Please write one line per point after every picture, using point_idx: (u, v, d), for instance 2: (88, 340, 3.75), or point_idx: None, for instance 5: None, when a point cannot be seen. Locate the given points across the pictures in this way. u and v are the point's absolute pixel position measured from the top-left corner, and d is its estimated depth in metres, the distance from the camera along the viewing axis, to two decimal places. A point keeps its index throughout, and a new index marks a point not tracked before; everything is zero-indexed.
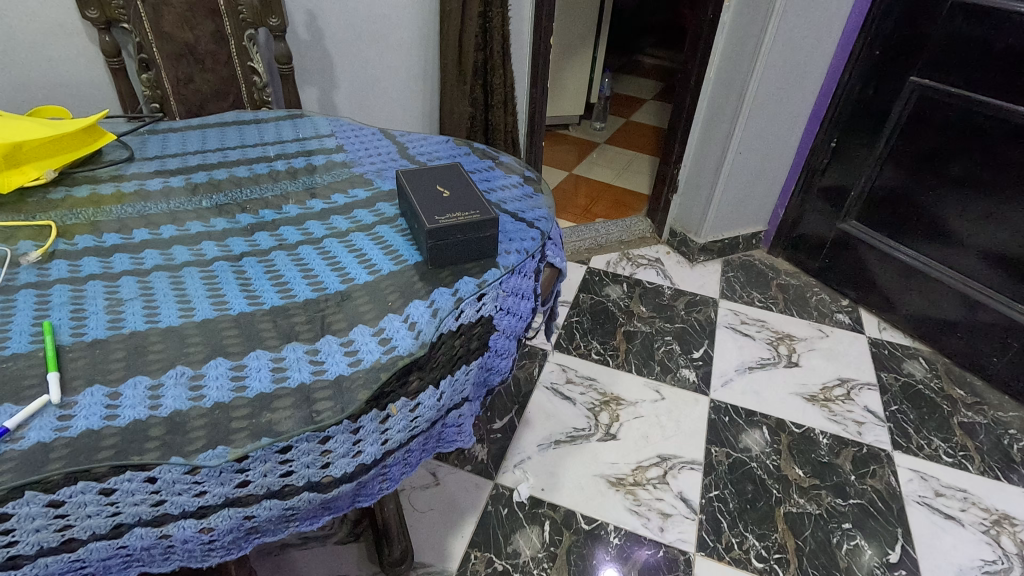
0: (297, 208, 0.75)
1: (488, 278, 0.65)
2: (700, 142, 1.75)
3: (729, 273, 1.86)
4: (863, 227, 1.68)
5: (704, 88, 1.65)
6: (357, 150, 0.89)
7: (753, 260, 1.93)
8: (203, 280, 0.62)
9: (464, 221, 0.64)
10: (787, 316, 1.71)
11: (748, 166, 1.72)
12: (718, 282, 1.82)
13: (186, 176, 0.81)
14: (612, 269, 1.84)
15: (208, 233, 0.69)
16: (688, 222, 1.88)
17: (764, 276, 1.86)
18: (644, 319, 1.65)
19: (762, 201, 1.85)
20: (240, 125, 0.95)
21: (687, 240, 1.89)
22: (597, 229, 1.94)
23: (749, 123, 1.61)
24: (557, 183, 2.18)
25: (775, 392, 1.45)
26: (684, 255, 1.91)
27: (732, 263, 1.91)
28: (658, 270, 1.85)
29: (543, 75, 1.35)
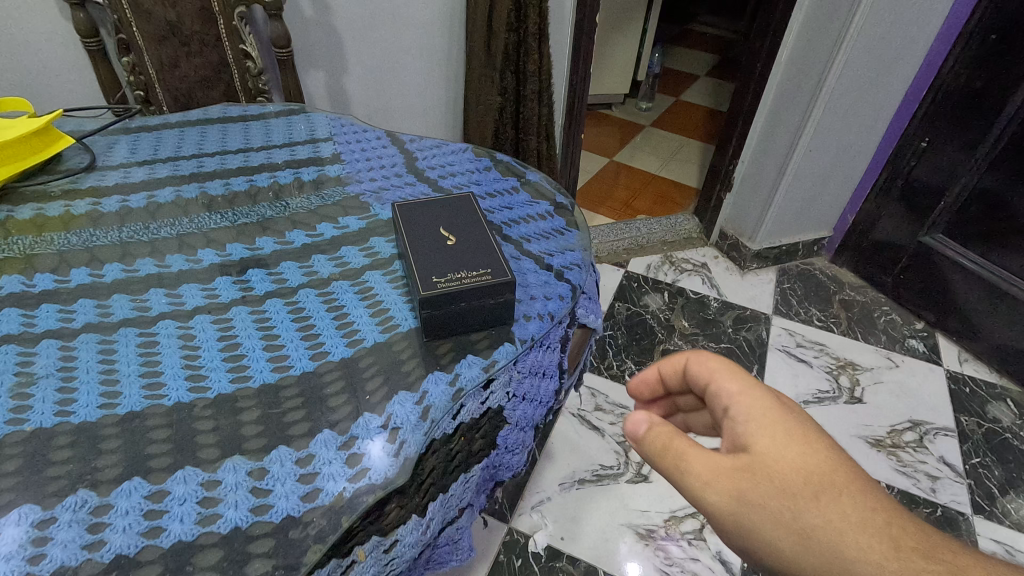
0: (273, 242, 0.62)
1: (498, 356, 0.50)
2: (764, 135, 1.52)
3: (785, 284, 1.66)
4: (950, 242, 1.45)
5: (774, 73, 1.42)
6: (356, 161, 0.74)
7: (813, 270, 1.72)
8: (141, 350, 0.49)
9: (470, 283, 0.49)
10: (851, 338, 1.50)
11: (820, 165, 1.50)
12: (772, 295, 1.62)
13: (151, 192, 0.68)
14: (652, 274, 1.66)
15: (160, 277, 0.56)
16: (741, 224, 1.67)
17: (825, 289, 1.65)
18: (686, 337, 1.48)
19: (829, 205, 1.63)
20: (225, 123, 0.81)
21: (739, 244, 1.68)
22: (637, 227, 1.76)
23: (827, 115, 1.38)
24: (595, 171, 1.99)
25: (833, 433, 1.28)
26: (734, 261, 1.71)
27: (789, 273, 1.70)
28: (704, 278, 1.66)
29: (586, 59, 1.15)
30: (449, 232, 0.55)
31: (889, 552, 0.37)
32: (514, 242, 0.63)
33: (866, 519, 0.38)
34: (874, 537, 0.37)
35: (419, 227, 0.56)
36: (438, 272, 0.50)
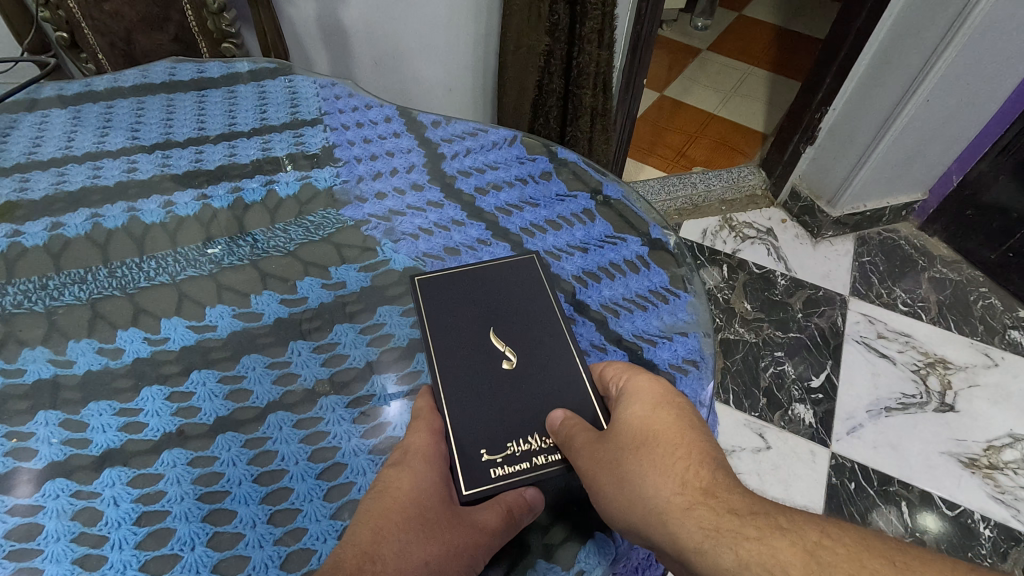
0: (230, 316, 0.41)
1: (585, 562, 0.31)
2: (858, 91, 0.98)
3: (864, 257, 1.14)
4: None
5: None
6: (353, 164, 0.51)
7: (899, 240, 1.18)
8: (11, 549, 0.30)
9: (543, 473, 0.31)
10: (944, 330, 1.03)
11: (931, 136, 0.98)
12: (849, 270, 1.12)
13: (56, 218, 0.46)
14: (708, 241, 1.18)
15: (56, 388, 0.36)
16: (819, 182, 1.13)
17: (911, 263, 1.13)
18: (749, 325, 1.03)
19: (931, 168, 1.06)
20: (172, 93, 0.57)
21: (813, 209, 1.15)
22: (693, 180, 1.24)
23: (967, 65, 0.86)
24: (644, 110, 1.56)
25: (915, 448, 0.87)
26: (804, 227, 1.19)
27: (870, 242, 1.17)
28: (770, 247, 1.16)
29: None
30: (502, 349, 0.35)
31: (681, 492, 0.26)
32: (596, 319, 0.42)
33: (674, 455, 0.28)
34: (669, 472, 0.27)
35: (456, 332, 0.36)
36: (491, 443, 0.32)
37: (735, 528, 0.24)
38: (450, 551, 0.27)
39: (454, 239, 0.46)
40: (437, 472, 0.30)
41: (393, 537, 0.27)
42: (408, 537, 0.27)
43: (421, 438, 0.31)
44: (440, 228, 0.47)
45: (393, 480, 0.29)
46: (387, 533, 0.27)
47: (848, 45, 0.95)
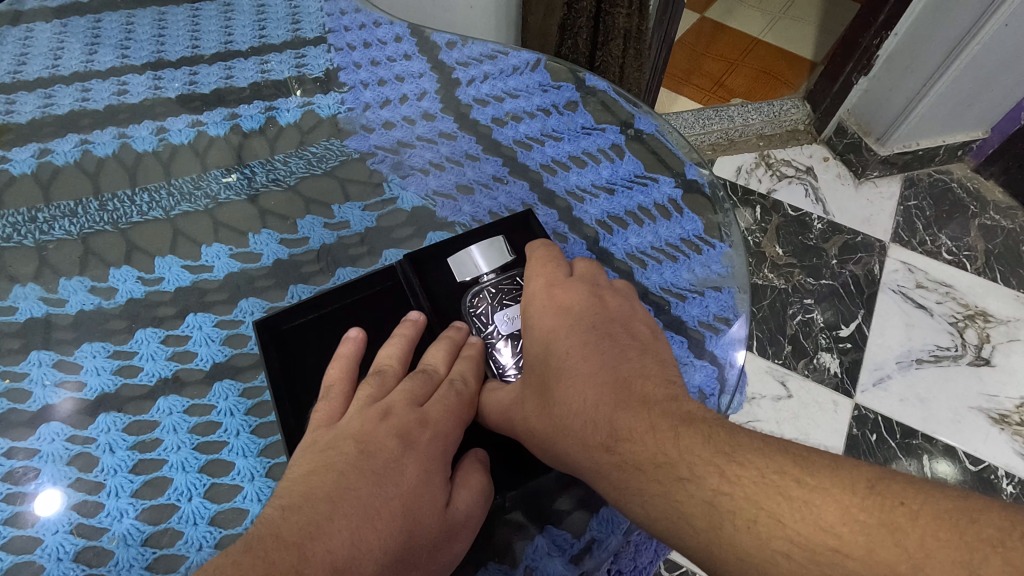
0: (225, 255, 0.38)
1: (597, 530, 0.29)
2: (927, 11, 0.86)
3: (910, 201, 1.06)
4: None
5: None
6: (359, 90, 0.47)
7: (951, 182, 1.08)
8: (8, 492, 0.30)
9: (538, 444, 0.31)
10: (989, 281, 0.96)
11: (1007, 65, 0.86)
12: (894, 214, 1.04)
13: (45, 144, 0.43)
14: (741, 180, 1.10)
15: (49, 328, 0.35)
16: (870, 116, 1.03)
17: (961, 208, 1.05)
18: (780, 271, 0.97)
19: (1000, 103, 0.96)
20: (163, 5, 0.52)
21: (858, 146, 1.07)
22: (731, 113, 1.15)
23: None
24: (681, 33, 1.42)
25: (942, 402, 0.84)
26: (848, 165, 1.10)
27: (919, 185, 1.08)
28: (809, 187, 1.08)
29: None
30: (495, 311, 0.34)
31: (592, 451, 0.24)
32: (620, 270, 0.38)
33: (584, 422, 0.25)
34: (579, 438, 0.25)
35: (450, 305, 0.35)
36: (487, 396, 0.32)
37: (641, 487, 0.22)
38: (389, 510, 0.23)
39: (467, 175, 0.43)
40: (409, 527, 0.24)
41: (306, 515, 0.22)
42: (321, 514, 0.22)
43: (404, 485, 0.25)
44: (452, 163, 0.43)
45: (332, 529, 0.22)
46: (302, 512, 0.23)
47: None
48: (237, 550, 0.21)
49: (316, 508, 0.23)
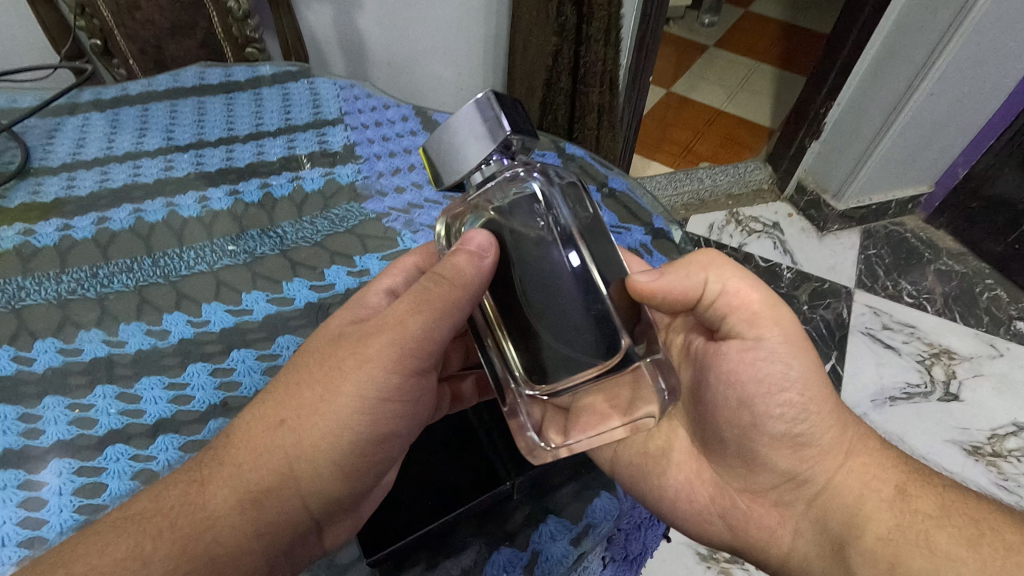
0: (265, 299, 0.44)
1: (592, 517, 0.35)
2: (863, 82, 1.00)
3: (870, 250, 1.16)
4: None
5: None
6: (374, 161, 0.55)
7: (905, 232, 1.19)
8: (80, 504, 0.34)
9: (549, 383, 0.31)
10: (949, 322, 1.05)
11: (937, 128, 0.99)
12: (855, 263, 1.14)
13: (102, 213, 0.50)
14: (715, 237, 1.20)
15: (111, 366, 0.40)
16: (826, 175, 1.15)
17: (917, 256, 1.15)
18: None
19: (937, 160, 1.08)
20: (202, 95, 0.60)
21: (819, 203, 1.18)
22: (699, 177, 1.26)
23: (969, 59, 0.88)
24: (650, 106, 1.58)
25: (918, 437, 0.90)
26: (810, 221, 1.20)
27: (877, 236, 1.18)
28: (777, 241, 1.18)
29: None
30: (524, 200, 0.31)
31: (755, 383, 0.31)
32: None
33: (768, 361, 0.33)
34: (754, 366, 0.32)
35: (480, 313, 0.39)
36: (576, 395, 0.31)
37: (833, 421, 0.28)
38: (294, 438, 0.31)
39: None
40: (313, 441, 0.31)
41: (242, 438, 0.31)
42: (252, 431, 0.31)
43: (317, 405, 0.31)
44: None
45: (245, 446, 0.31)
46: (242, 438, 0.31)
47: (850, 43, 0.97)
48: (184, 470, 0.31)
49: (272, 398, 0.32)
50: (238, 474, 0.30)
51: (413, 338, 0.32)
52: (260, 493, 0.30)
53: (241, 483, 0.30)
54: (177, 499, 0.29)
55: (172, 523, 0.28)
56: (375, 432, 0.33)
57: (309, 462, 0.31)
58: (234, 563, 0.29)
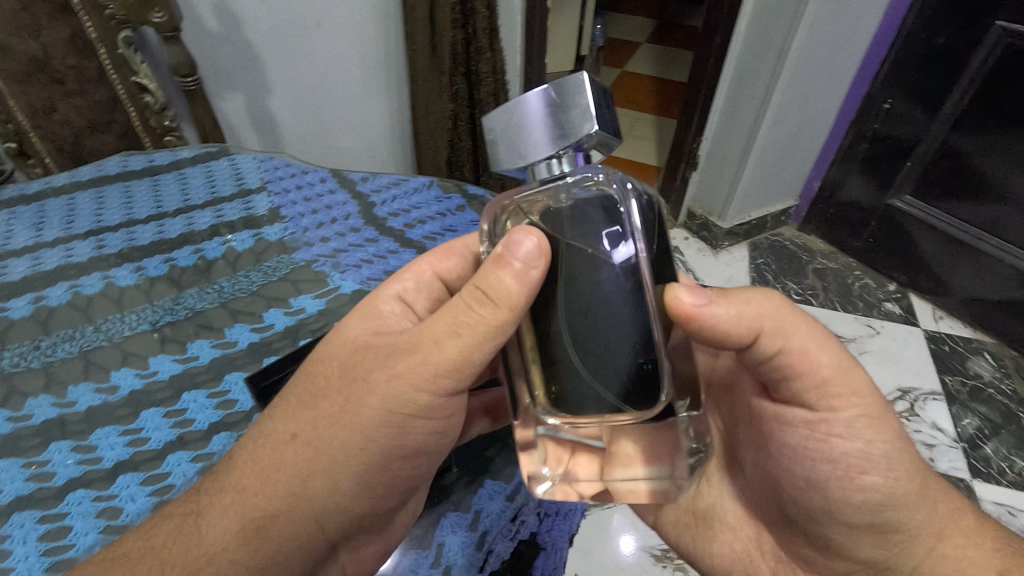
0: (209, 346, 0.49)
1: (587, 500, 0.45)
2: (722, 122, 1.19)
3: (758, 260, 1.33)
4: (919, 203, 1.16)
5: (730, 32, 1.06)
6: (300, 218, 0.61)
7: (783, 241, 1.38)
8: (46, 547, 0.35)
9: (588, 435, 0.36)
10: (832, 310, 1.21)
11: (787, 150, 1.19)
12: (748, 272, 1.30)
13: (38, 293, 0.52)
14: None
15: (63, 425, 0.43)
16: (709, 201, 1.32)
17: (797, 260, 1.32)
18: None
19: (795, 176, 1.29)
20: (127, 181, 0.65)
21: (708, 224, 1.34)
22: None
23: (796, 94, 1.08)
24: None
25: None
26: (704, 241, 1.37)
27: (761, 247, 1.36)
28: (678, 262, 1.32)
29: (542, 49, 1.07)
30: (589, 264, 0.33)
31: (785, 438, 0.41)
32: None
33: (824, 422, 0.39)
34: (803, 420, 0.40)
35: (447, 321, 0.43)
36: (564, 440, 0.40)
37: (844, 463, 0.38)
38: (311, 460, 0.37)
39: (390, 265, 0.57)
40: (332, 462, 0.37)
41: (264, 466, 0.37)
42: (273, 458, 0.37)
43: (342, 431, 0.37)
44: (379, 258, 0.58)
45: (266, 474, 0.37)
46: (261, 468, 0.37)
47: (703, 89, 1.16)
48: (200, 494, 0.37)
49: (289, 417, 0.38)
50: (264, 498, 0.36)
51: (446, 358, 0.36)
52: (268, 520, 0.36)
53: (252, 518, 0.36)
54: (174, 529, 0.35)
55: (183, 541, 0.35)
56: (402, 447, 0.39)
57: (325, 481, 0.37)
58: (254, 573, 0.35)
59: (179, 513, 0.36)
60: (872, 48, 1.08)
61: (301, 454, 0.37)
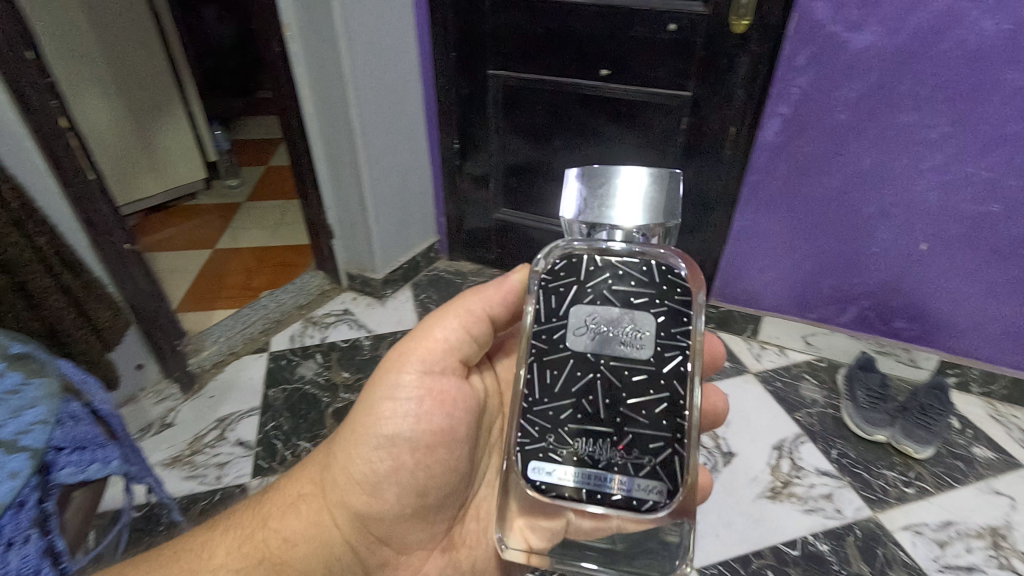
0: None
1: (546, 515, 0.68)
2: (333, 189, 1.62)
3: (421, 296, 1.82)
4: (512, 212, 1.78)
5: (311, 125, 1.51)
6: None
7: (440, 273, 1.91)
8: None
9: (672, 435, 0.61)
10: None
11: (404, 199, 1.71)
12: (414, 310, 1.75)
13: None
14: (298, 342, 1.63)
15: None
16: (361, 261, 1.74)
17: (453, 285, 1.86)
18: (353, 387, 1.48)
19: (422, 218, 1.83)
20: None
21: (368, 279, 1.76)
22: (265, 304, 1.70)
23: (379, 154, 1.56)
24: (186, 287, 1.77)
25: None
26: (371, 295, 1.79)
27: (421, 284, 1.86)
28: (350, 322, 1.70)
29: (75, 168, 1.03)
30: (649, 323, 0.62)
31: None
32: None
33: None
34: None
35: None
36: (590, 510, 0.61)
37: None
38: (360, 448, 0.76)
39: None
40: (352, 461, 0.77)
41: (342, 459, 0.78)
42: (324, 467, 0.80)
43: (365, 439, 0.76)
44: None
45: (339, 464, 0.78)
46: (327, 471, 0.80)
47: None
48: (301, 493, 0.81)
49: (350, 429, 0.78)
50: (308, 493, 0.81)
51: (421, 358, 0.75)
52: (299, 500, 0.81)
53: (298, 498, 0.81)
54: (265, 511, 0.81)
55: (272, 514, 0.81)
56: (406, 437, 0.75)
57: (362, 468, 0.76)
58: (312, 527, 0.79)
59: (265, 508, 0.82)
60: (424, 116, 1.66)
61: (345, 452, 0.78)
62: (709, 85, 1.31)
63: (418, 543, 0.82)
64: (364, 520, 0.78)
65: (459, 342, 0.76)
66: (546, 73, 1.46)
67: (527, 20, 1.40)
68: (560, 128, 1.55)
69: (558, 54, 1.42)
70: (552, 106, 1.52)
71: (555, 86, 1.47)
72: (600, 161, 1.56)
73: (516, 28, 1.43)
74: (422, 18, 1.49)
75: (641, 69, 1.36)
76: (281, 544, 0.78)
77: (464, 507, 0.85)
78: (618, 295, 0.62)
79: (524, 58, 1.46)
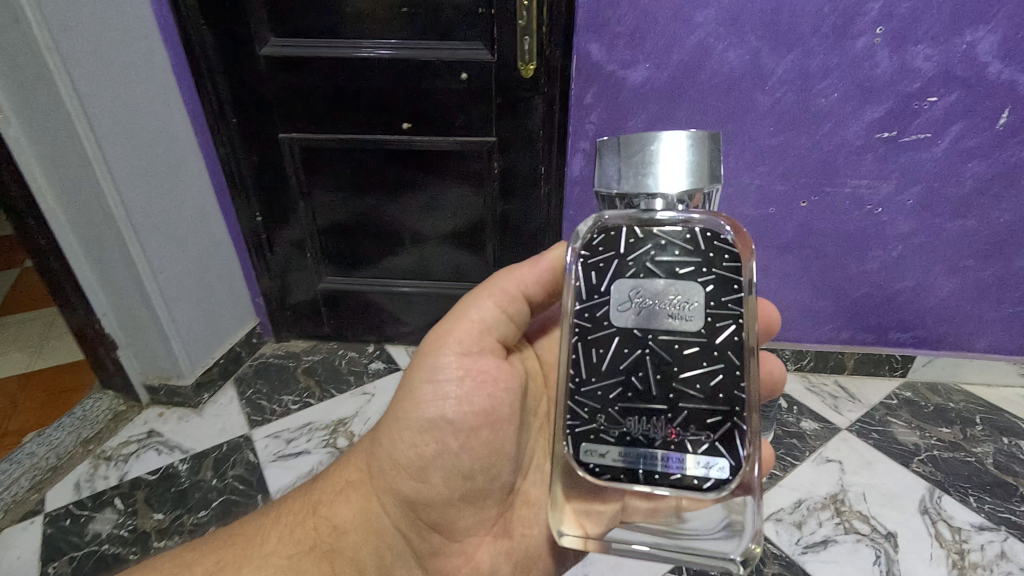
0: None
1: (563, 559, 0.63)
2: (109, 290, 1.34)
3: (248, 392, 1.56)
4: (340, 278, 1.63)
5: (58, 220, 1.22)
6: None
7: (268, 360, 1.68)
8: None
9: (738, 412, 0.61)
10: (331, 398, 1.54)
11: (202, 289, 1.46)
12: (241, 410, 1.50)
13: None
14: (87, 489, 1.29)
15: None
16: (161, 369, 1.46)
17: (286, 371, 1.63)
18: (167, 531, 1.20)
19: (232, 302, 1.58)
20: None
21: (174, 388, 1.48)
22: (30, 451, 1.33)
23: (160, 243, 1.31)
24: None
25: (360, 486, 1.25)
26: (183, 404, 1.50)
27: (246, 377, 1.61)
28: (159, 446, 1.40)
29: None
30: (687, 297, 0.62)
31: None
32: None
33: None
34: None
35: None
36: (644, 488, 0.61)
37: None
38: (398, 437, 0.75)
39: None
40: (389, 453, 0.75)
41: (383, 452, 0.76)
42: (370, 455, 0.78)
43: (405, 428, 0.74)
44: None
45: (380, 456, 0.76)
46: (371, 461, 0.78)
47: None
48: (351, 480, 0.80)
49: (390, 419, 0.76)
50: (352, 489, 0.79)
51: (459, 335, 0.74)
52: (352, 485, 0.79)
53: (344, 487, 0.80)
54: (310, 509, 0.79)
55: (316, 512, 0.78)
56: (452, 420, 0.72)
57: (404, 457, 0.74)
58: (353, 521, 0.77)
59: (304, 510, 0.79)
60: (214, 189, 1.44)
61: (387, 441, 0.76)
62: (511, 128, 1.32)
63: (469, 529, 0.78)
64: (414, 504, 0.76)
65: (495, 323, 0.74)
66: (345, 130, 1.36)
67: (312, 79, 1.29)
68: (373, 184, 1.45)
69: (355, 111, 1.33)
70: (361, 164, 1.42)
71: (358, 143, 1.38)
72: (424, 210, 1.49)
73: (302, 87, 1.31)
74: (188, 84, 1.30)
75: (442, 119, 1.33)
76: (333, 531, 0.76)
77: (514, 494, 0.80)
78: (662, 266, 0.62)
79: (318, 117, 1.35)
